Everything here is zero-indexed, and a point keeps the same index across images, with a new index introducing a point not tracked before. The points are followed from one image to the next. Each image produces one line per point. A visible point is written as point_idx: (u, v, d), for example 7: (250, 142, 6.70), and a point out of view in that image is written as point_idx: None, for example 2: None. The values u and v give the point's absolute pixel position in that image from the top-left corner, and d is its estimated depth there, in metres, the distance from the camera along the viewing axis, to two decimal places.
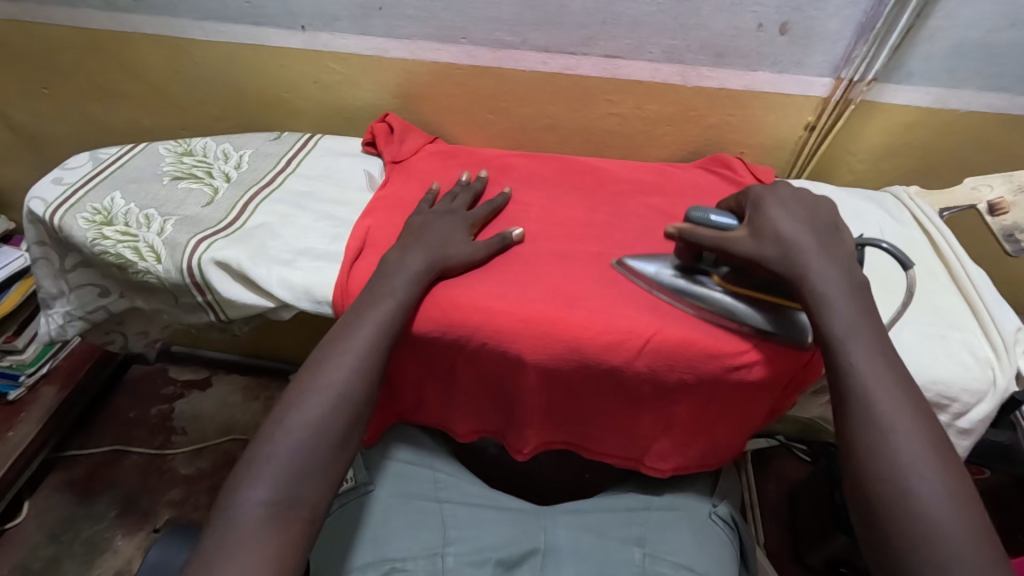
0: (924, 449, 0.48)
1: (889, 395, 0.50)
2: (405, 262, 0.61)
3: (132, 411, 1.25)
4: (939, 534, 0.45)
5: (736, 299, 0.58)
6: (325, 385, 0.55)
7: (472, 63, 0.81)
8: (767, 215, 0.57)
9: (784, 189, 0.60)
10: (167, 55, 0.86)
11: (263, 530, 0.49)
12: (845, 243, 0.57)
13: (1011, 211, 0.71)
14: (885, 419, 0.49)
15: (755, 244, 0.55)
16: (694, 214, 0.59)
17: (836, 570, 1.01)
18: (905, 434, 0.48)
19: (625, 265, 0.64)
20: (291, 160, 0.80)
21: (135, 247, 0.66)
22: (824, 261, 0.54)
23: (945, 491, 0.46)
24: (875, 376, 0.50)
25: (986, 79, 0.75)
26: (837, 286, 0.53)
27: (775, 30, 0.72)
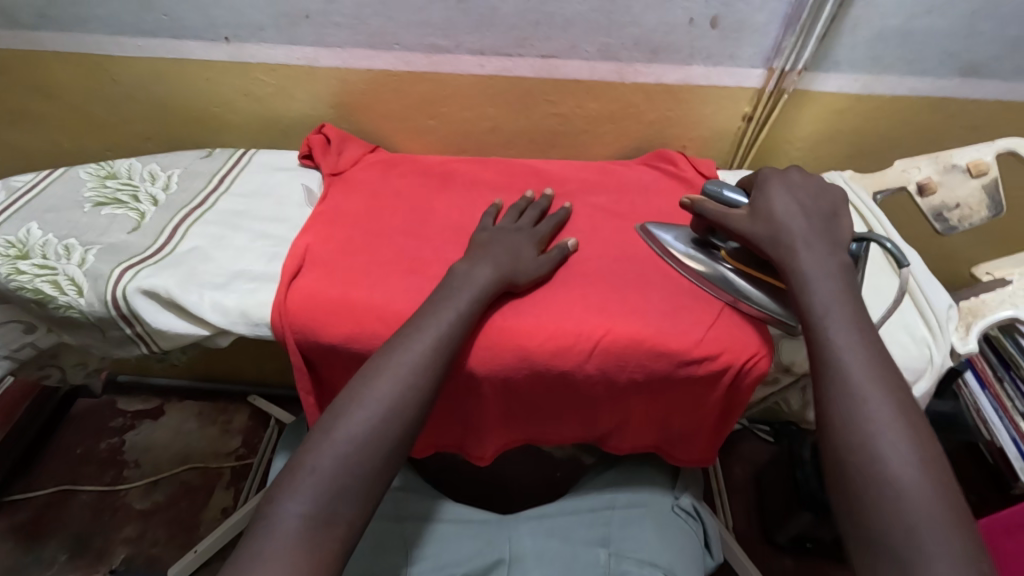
0: (878, 368, 0.50)
1: (849, 319, 0.52)
2: (473, 275, 0.58)
3: (79, 447, 1.19)
4: (884, 438, 0.47)
5: (737, 274, 0.61)
6: (376, 398, 0.51)
7: (408, 68, 0.79)
8: (769, 200, 0.59)
9: (793, 176, 0.62)
10: (83, 74, 0.82)
11: (301, 547, 0.46)
12: (843, 230, 0.58)
13: (939, 190, 0.73)
14: (847, 333, 0.51)
15: (749, 222, 0.59)
16: (709, 188, 0.63)
17: (802, 546, 1.04)
18: (863, 350, 0.51)
19: (646, 229, 0.68)
20: (223, 178, 0.76)
21: (54, 281, 0.62)
22: (814, 242, 0.56)
23: (893, 405, 0.48)
24: (837, 300, 0.53)
25: (909, 64, 0.77)
26: (821, 265, 0.55)
27: (705, 25, 0.73)
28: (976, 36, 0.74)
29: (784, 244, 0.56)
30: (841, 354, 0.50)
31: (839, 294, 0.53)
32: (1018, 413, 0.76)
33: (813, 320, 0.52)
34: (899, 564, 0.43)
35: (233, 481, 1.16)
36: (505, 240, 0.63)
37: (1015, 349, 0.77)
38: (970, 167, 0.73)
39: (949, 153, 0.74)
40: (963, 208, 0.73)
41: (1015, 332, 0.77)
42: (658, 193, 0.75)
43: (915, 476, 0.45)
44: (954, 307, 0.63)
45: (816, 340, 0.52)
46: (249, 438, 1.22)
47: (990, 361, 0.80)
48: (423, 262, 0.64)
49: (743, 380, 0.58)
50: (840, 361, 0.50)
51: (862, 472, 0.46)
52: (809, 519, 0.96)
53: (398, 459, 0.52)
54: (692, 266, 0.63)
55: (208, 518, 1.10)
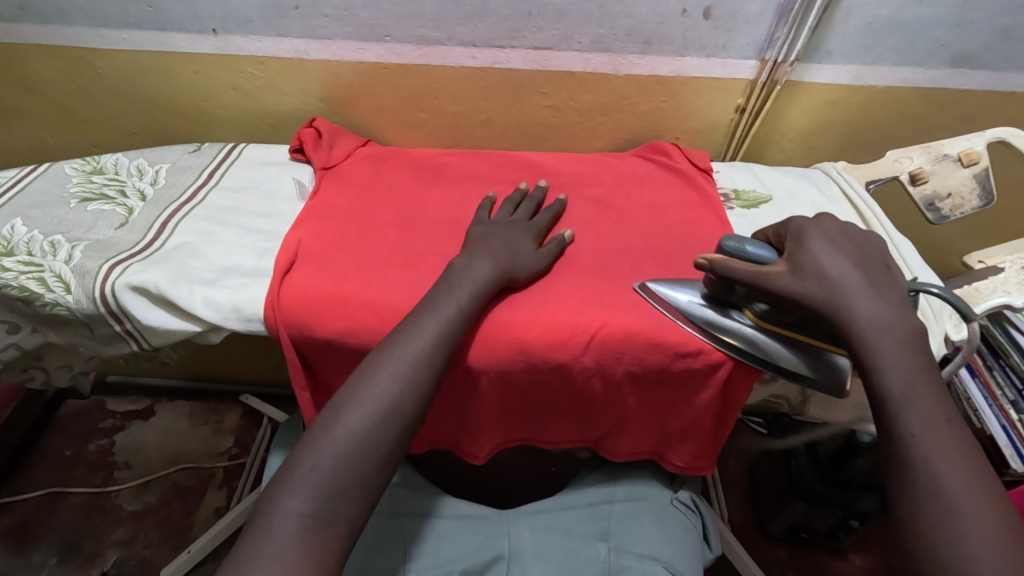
0: (971, 472, 0.46)
1: (932, 410, 0.48)
2: (471, 270, 0.58)
3: (68, 449, 1.17)
4: (985, 555, 0.43)
5: (770, 337, 0.55)
6: (375, 396, 0.51)
7: (399, 61, 0.78)
8: (813, 253, 0.53)
9: (830, 225, 0.57)
10: (67, 68, 0.80)
11: (299, 546, 0.45)
12: (899, 284, 0.53)
13: (930, 180, 0.73)
14: (934, 431, 0.47)
15: (794, 281, 0.52)
16: (729, 245, 0.56)
17: (796, 536, 1.05)
18: (953, 452, 0.46)
19: (647, 289, 0.60)
20: (212, 173, 0.75)
21: (40, 278, 0.60)
22: (875, 304, 0.50)
23: (991, 516, 0.44)
24: (919, 388, 0.48)
25: (900, 54, 0.78)
26: (889, 335, 0.49)
27: (698, 15, 0.73)
28: (967, 26, 0.74)
29: (843, 305, 0.50)
30: (929, 456, 0.46)
31: (914, 374, 0.49)
32: (1007, 401, 0.77)
33: (894, 413, 0.48)
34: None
35: (226, 481, 1.14)
36: (502, 235, 0.63)
37: (1005, 339, 0.79)
38: (962, 156, 0.73)
39: (939, 143, 0.74)
40: (955, 198, 0.73)
41: (1005, 322, 0.80)
42: (653, 185, 0.74)
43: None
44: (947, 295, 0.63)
45: (899, 437, 0.48)
46: (242, 437, 1.21)
47: (981, 351, 0.82)
48: (417, 255, 0.64)
49: (738, 376, 0.58)
50: (929, 464, 0.46)
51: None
52: (803, 509, 0.97)
53: (397, 457, 0.51)
54: (722, 333, 0.56)
55: (201, 518, 1.09)
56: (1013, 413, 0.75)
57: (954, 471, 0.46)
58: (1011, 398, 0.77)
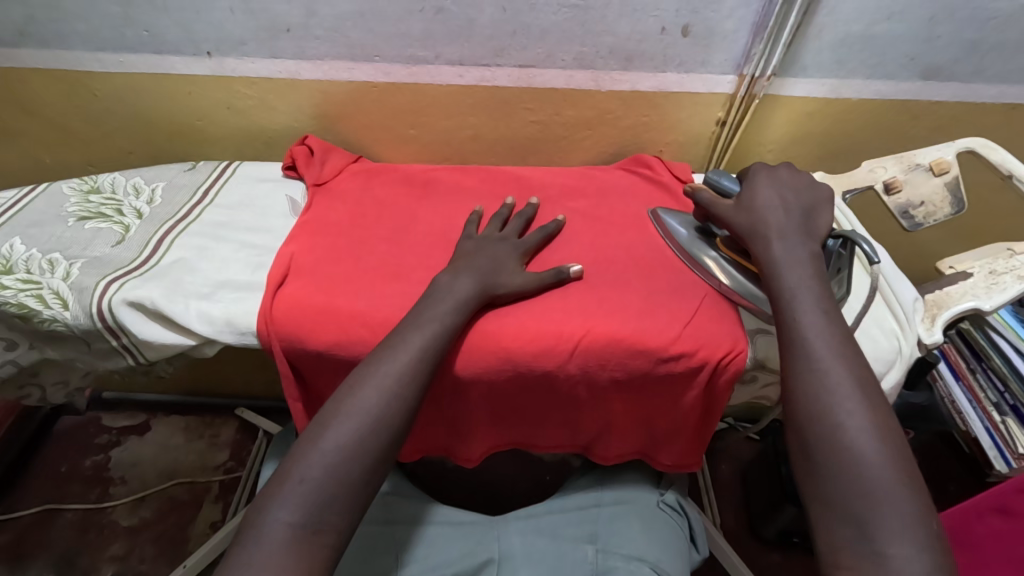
0: (842, 348, 0.52)
1: (816, 303, 0.55)
2: (456, 287, 0.60)
3: (63, 464, 1.18)
4: (844, 408, 0.49)
5: (726, 260, 0.65)
6: (360, 408, 0.52)
7: (388, 79, 0.80)
8: (754, 190, 0.63)
9: (783, 172, 0.65)
10: (66, 90, 0.82)
11: (288, 556, 0.46)
12: (818, 222, 0.62)
13: (904, 189, 0.75)
14: (814, 318, 0.54)
15: (733, 211, 0.62)
16: (709, 175, 0.66)
17: (789, 540, 1.06)
18: (829, 333, 0.53)
19: (656, 214, 0.72)
20: (207, 190, 0.77)
21: (39, 295, 0.62)
22: (788, 231, 0.59)
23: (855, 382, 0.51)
24: (805, 286, 0.55)
25: (872, 67, 0.80)
26: (790, 252, 0.58)
27: (677, 33, 0.75)
28: (934, 41, 0.77)
29: (759, 230, 0.60)
30: (808, 336, 0.53)
31: (806, 278, 0.56)
32: (990, 403, 0.78)
33: (782, 304, 0.55)
34: (854, 523, 0.46)
35: (222, 495, 1.15)
36: (488, 251, 0.64)
37: (986, 342, 0.78)
38: (933, 165, 0.75)
39: (912, 154, 0.77)
40: (928, 205, 0.75)
41: (985, 325, 0.79)
42: (636, 196, 0.77)
43: (879, 461, 0.47)
44: (920, 300, 0.65)
45: (785, 322, 0.54)
46: (238, 450, 1.22)
47: (962, 353, 0.82)
48: (406, 269, 0.66)
49: (715, 377, 0.60)
50: (807, 341, 0.52)
51: (824, 442, 0.49)
52: (795, 512, 0.98)
53: (385, 466, 0.52)
54: (689, 254, 0.66)
55: (197, 533, 1.09)
56: (996, 416, 0.77)
57: (828, 347, 0.52)
58: (993, 401, 0.78)
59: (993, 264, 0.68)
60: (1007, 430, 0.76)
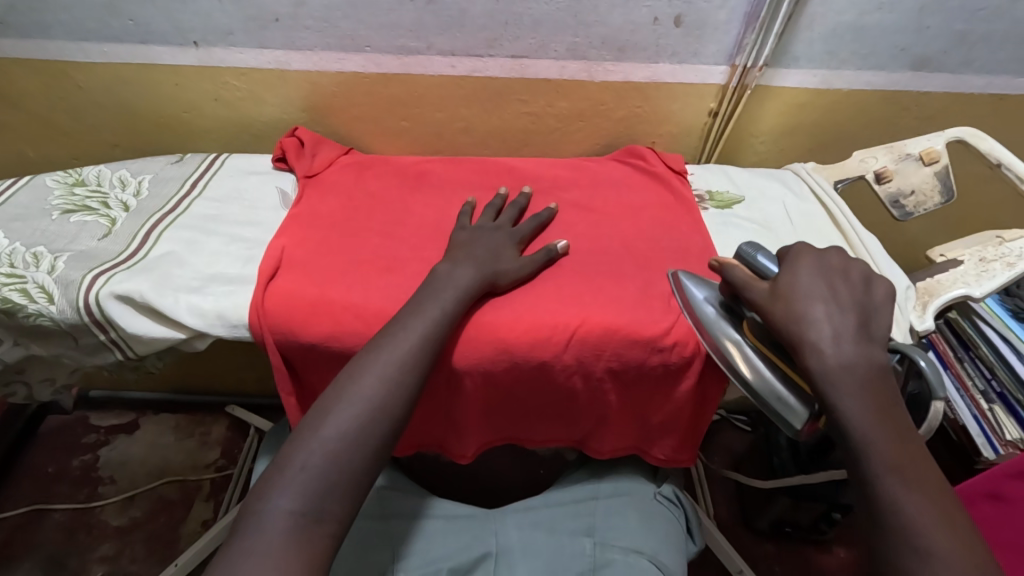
0: (939, 509, 0.44)
1: (897, 448, 0.46)
2: (454, 276, 0.59)
3: (50, 465, 1.16)
4: (937, 557, 0.42)
5: (755, 351, 0.55)
6: (362, 397, 0.52)
7: (379, 70, 0.79)
8: (796, 279, 0.54)
9: (832, 258, 0.56)
10: (47, 81, 0.80)
11: (288, 545, 0.45)
12: (879, 327, 0.52)
13: (895, 178, 0.76)
14: (900, 472, 0.45)
15: (769, 298, 0.53)
16: (745, 249, 0.59)
17: (782, 530, 1.07)
18: (920, 491, 0.45)
19: (678, 277, 0.61)
20: (196, 183, 0.76)
21: (23, 289, 0.60)
22: (842, 341, 0.50)
23: (964, 554, 0.42)
24: (884, 429, 0.47)
25: (863, 59, 0.81)
26: (852, 374, 0.49)
27: (669, 23, 0.75)
28: (924, 31, 0.78)
29: (807, 337, 0.51)
30: (895, 496, 0.45)
31: (878, 414, 0.48)
32: (978, 392, 0.78)
33: (859, 453, 0.47)
34: None
35: (213, 493, 1.14)
36: (483, 241, 0.64)
37: (975, 332, 0.80)
38: (923, 155, 0.76)
39: (902, 143, 0.77)
40: (918, 195, 0.75)
41: (973, 315, 0.80)
42: (629, 188, 0.77)
43: None
44: (911, 287, 0.66)
45: (864, 476, 0.46)
46: (229, 449, 1.20)
47: (950, 342, 0.83)
48: (400, 262, 0.65)
49: (710, 366, 0.61)
50: (895, 503, 0.45)
51: None
52: (787, 503, 0.99)
53: (384, 456, 0.52)
54: (711, 335, 0.57)
55: (188, 532, 1.08)
56: (983, 403, 0.76)
57: (922, 510, 0.44)
58: (981, 389, 0.77)
59: (982, 253, 0.68)
60: (995, 417, 0.75)
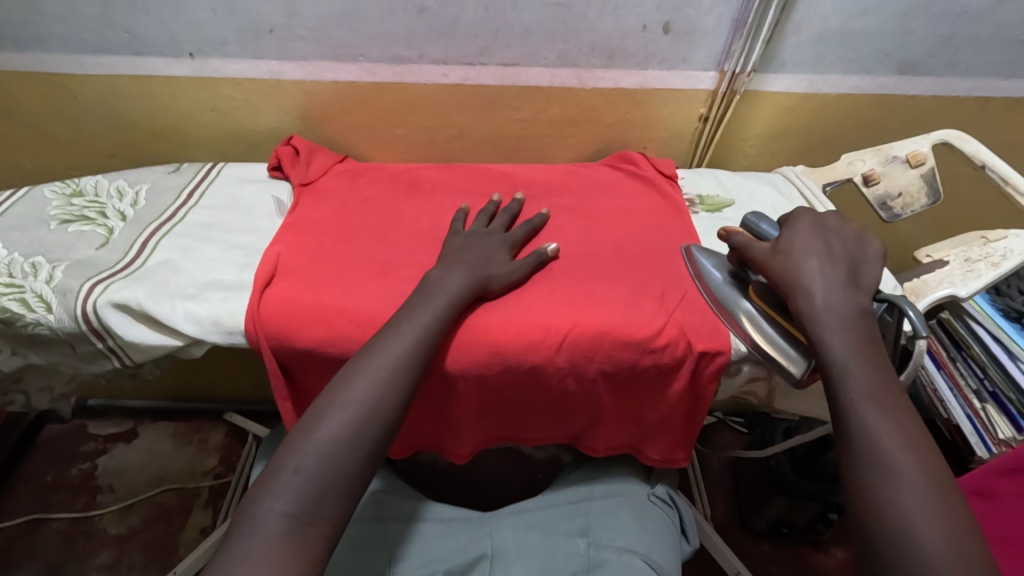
0: (905, 431, 0.49)
1: (873, 378, 0.51)
2: (446, 281, 0.60)
3: (49, 473, 1.16)
4: (899, 469, 0.47)
5: (759, 311, 0.60)
6: (354, 401, 0.52)
7: (373, 79, 0.80)
8: (793, 238, 0.59)
9: (825, 223, 0.62)
10: (45, 93, 0.81)
11: (283, 546, 0.46)
12: (867, 280, 0.58)
13: (882, 181, 0.77)
14: (873, 395, 0.50)
15: (769, 255, 0.59)
16: (749, 219, 0.64)
17: (779, 531, 1.07)
18: (890, 413, 0.49)
19: (690, 251, 0.67)
20: (192, 192, 0.77)
21: (21, 298, 0.61)
22: (834, 287, 0.55)
23: (921, 469, 0.47)
24: (862, 360, 0.51)
25: (849, 63, 0.82)
26: (838, 313, 0.54)
27: (658, 30, 0.76)
28: (908, 35, 0.79)
29: (801, 283, 0.56)
30: (866, 415, 0.49)
31: (857, 347, 0.52)
32: (970, 390, 0.78)
33: (836, 378, 0.51)
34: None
35: (211, 500, 1.14)
36: (476, 246, 0.65)
37: (966, 331, 0.81)
38: (909, 157, 0.77)
39: (889, 146, 0.78)
40: (905, 197, 0.76)
41: (964, 314, 0.82)
42: (621, 192, 0.78)
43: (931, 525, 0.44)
44: (899, 287, 0.66)
45: (839, 399, 0.51)
46: (227, 455, 1.21)
47: (943, 343, 0.83)
48: (394, 267, 0.66)
49: (705, 368, 0.61)
50: (866, 422, 0.49)
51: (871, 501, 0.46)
52: (784, 503, 1.00)
53: (378, 458, 0.53)
54: (717, 297, 0.62)
55: (187, 539, 1.09)
56: (976, 402, 0.77)
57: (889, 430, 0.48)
58: (974, 388, 0.78)
59: (967, 253, 0.69)
60: (987, 416, 0.76)
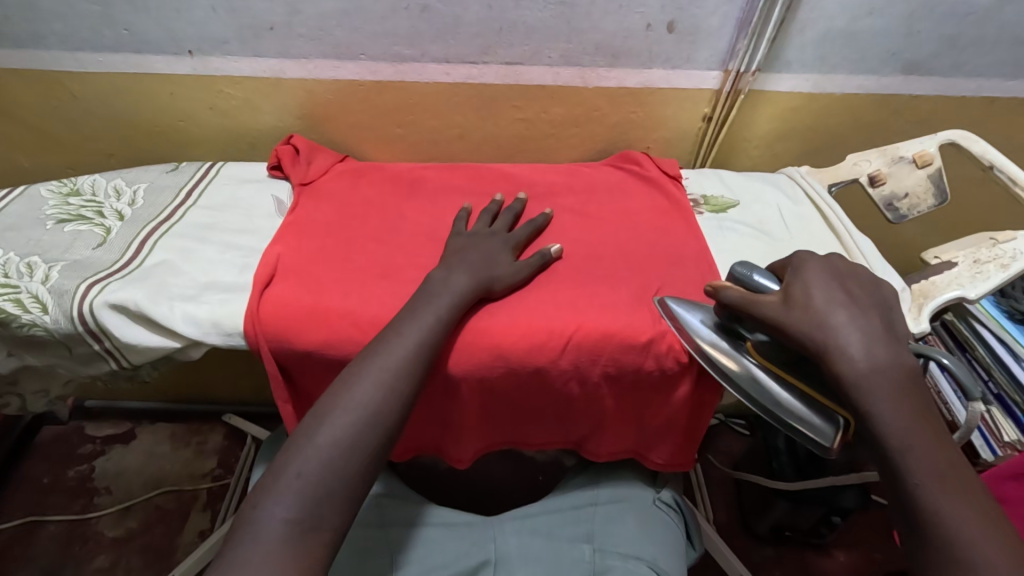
0: (985, 516, 0.43)
1: (936, 455, 0.45)
2: (449, 282, 0.59)
3: (45, 476, 1.15)
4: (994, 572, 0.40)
5: (766, 372, 0.54)
6: (356, 404, 0.51)
7: (374, 78, 0.80)
8: (809, 286, 0.53)
9: (838, 266, 0.56)
10: (43, 92, 0.80)
11: (284, 553, 0.45)
12: (900, 329, 0.52)
13: (888, 181, 0.76)
14: (940, 478, 0.44)
15: (783, 310, 0.51)
16: (737, 270, 0.57)
17: (781, 535, 1.06)
18: (961, 497, 0.43)
19: (666, 304, 0.60)
20: (191, 191, 0.76)
21: (16, 299, 0.60)
22: (870, 344, 0.49)
23: (1013, 565, 0.41)
24: (919, 432, 0.45)
25: (855, 63, 0.82)
26: (884, 376, 0.47)
27: (662, 29, 0.76)
28: (915, 35, 0.78)
29: (833, 343, 0.49)
30: (936, 503, 0.43)
31: (913, 416, 0.46)
32: None
33: (894, 458, 0.45)
34: None
35: (210, 503, 1.13)
36: (479, 247, 0.64)
37: (969, 332, 0.80)
38: (917, 157, 0.75)
39: (896, 147, 0.77)
40: (912, 197, 0.75)
41: (968, 316, 0.81)
42: (624, 193, 0.77)
43: None
44: (905, 289, 0.66)
45: (903, 483, 0.45)
46: (226, 458, 1.20)
47: (947, 344, 0.83)
48: (395, 268, 0.65)
49: (708, 371, 0.61)
50: (936, 511, 0.43)
51: None
52: (786, 507, 0.99)
53: (381, 462, 0.52)
54: (712, 358, 0.56)
55: (185, 542, 1.08)
56: (980, 404, 0.75)
57: (965, 517, 0.42)
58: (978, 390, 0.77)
59: (976, 254, 0.68)
60: (992, 419, 0.74)
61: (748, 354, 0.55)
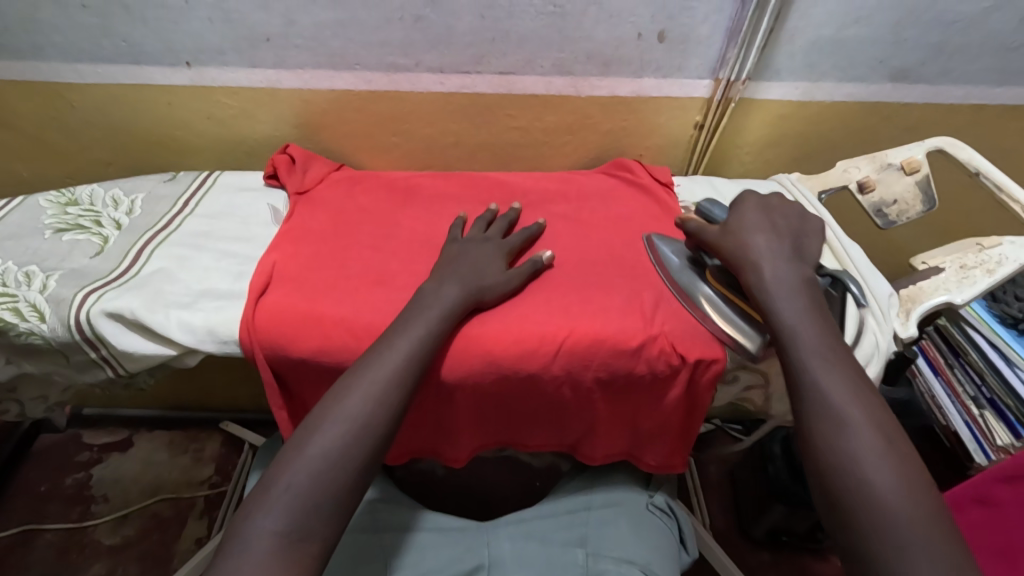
0: (849, 379, 0.52)
1: (818, 337, 0.54)
2: (440, 293, 0.60)
3: (43, 483, 1.15)
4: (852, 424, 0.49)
5: (715, 292, 0.62)
6: (345, 417, 0.52)
7: (369, 87, 0.81)
8: (742, 216, 0.63)
9: (771, 203, 0.66)
10: (43, 103, 0.81)
11: (275, 563, 0.46)
12: (810, 251, 0.62)
13: (877, 188, 0.77)
14: (818, 353, 0.53)
15: (720, 236, 0.62)
16: (702, 205, 0.67)
17: (778, 539, 1.07)
18: (833, 367, 0.52)
19: (650, 240, 0.69)
20: (188, 200, 0.77)
21: (15, 307, 0.61)
22: (781, 259, 0.59)
23: (868, 420, 0.49)
24: (807, 321, 0.55)
25: (844, 71, 0.83)
26: (786, 282, 0.57)
27: (653, 38, 0.77)
28: (902, 43, 0.80)
29: (751, 260, 0.59)
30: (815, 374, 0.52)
31: (806, 310, 0.55)
32: (968, 398, 0.78)
33: (785, 342, 0.54)
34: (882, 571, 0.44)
35: (207, 510, 1.13)
36: (473, 254, 0.65)
37: (963, 337, 0.79)
38: (904, 164, 0.77)
39: (884, 153, 0.78)
40: (901, 204, 0.76)
41: (961, 320, 0.79)
42: (617, 200, 0.78)
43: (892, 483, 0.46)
44: (895, 295, 0.67)
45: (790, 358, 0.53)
46: (223, 464, 1.20)
47: (941, 349, 0.82)
48: (390, 275, 0.66)
49: (699, 377, 0.61)
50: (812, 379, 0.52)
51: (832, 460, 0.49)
52: (783, 511, 0.99)
53: (371, 471, 0.52)
54: (676, 281, 0.64)
55: (183, 549, 1.08)
56: (973, 408, 0.77)
57: (835, 384, 0.51)
58: (972, 395, 0.77)
59: (963, 259, 0.69)
60: (985, 422, 0.76)
61: (705, 279, 0.64)
